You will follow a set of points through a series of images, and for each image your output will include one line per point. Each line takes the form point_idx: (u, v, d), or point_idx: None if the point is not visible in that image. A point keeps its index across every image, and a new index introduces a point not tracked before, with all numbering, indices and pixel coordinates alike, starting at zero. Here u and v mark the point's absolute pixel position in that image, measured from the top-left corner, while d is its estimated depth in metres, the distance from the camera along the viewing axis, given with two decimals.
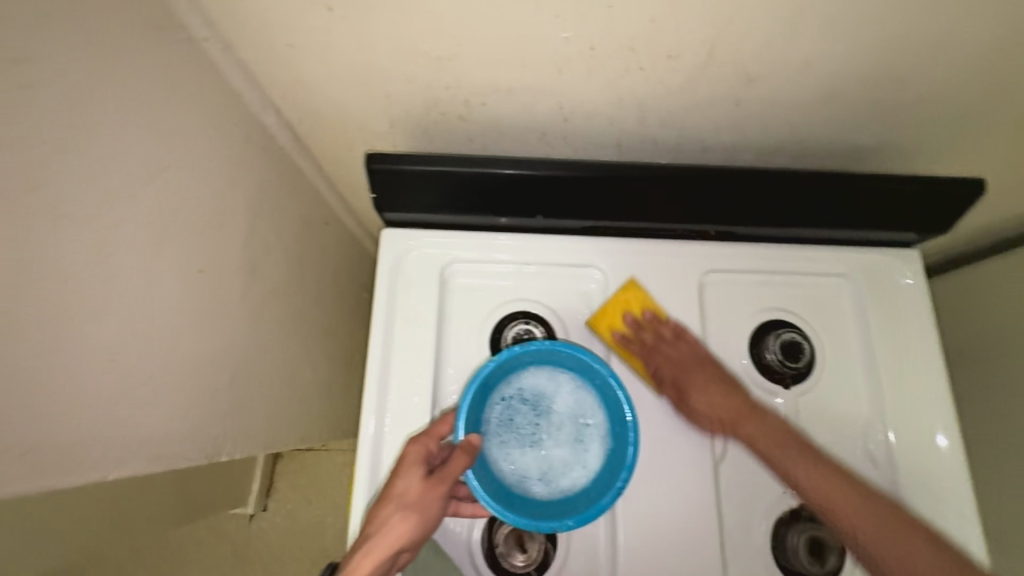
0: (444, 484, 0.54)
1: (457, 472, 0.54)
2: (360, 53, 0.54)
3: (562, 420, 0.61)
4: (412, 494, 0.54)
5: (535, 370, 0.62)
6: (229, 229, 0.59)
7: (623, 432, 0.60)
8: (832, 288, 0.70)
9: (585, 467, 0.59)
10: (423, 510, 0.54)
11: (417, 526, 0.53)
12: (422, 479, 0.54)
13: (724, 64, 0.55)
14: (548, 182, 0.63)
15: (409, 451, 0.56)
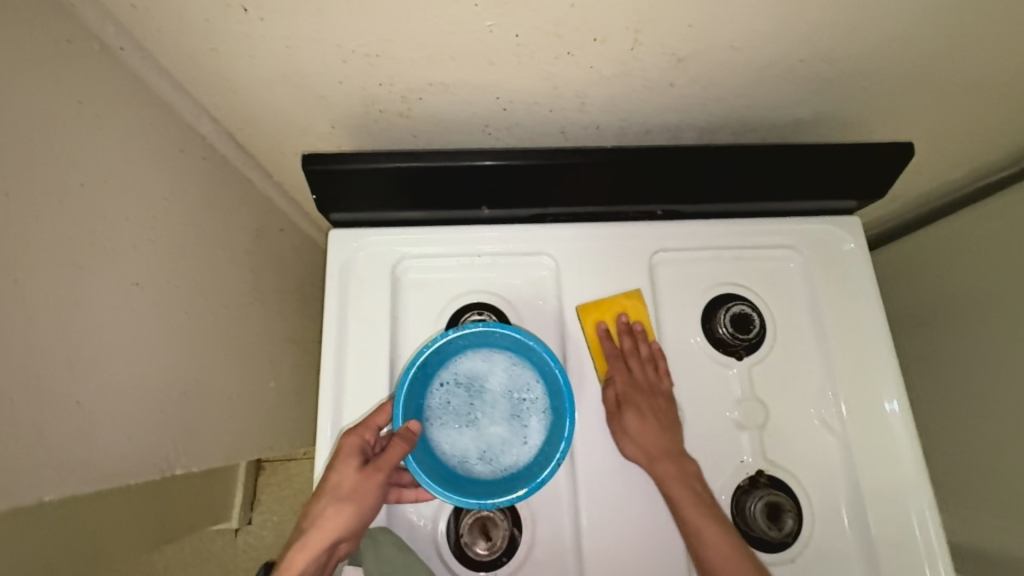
0: (379, 473, 0.56)
1: (394, 460, 0.56)
2: (284, 54, 0.53)
3: (499, 399, 0.62)
4: (347, 486, 0.55)
5: (472, 353, 0.63)
6: (169, 244, 0.57)
7: (561, 406, 0.61)
8: (780, 260, 0.71)
9: (526, 442, 0.61)
10: (360, 500, 0.55)
11: (353, 516, 0.55)
12: (357, 470, 0.56)
13: (653, 46, 0.55)
14: (486, 171, 0.64)
15: (343, 444, 0.57)
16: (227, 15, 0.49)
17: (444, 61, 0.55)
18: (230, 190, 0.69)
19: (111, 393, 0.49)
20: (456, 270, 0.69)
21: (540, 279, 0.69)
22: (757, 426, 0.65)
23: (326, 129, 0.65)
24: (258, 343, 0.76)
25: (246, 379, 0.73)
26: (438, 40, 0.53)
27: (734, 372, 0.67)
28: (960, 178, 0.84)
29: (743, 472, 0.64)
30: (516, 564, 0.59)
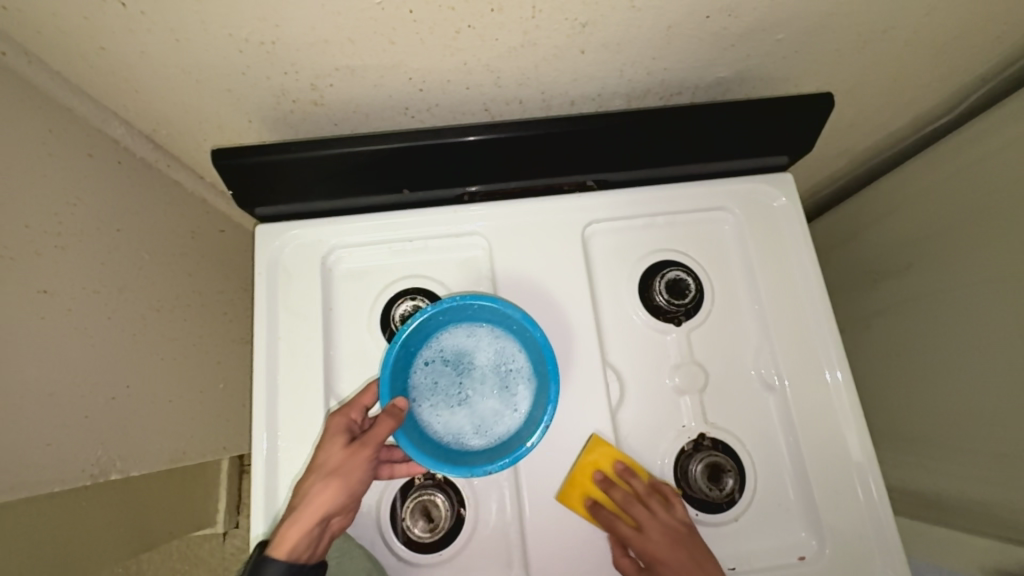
0: (366, 448, 0.54)
1: (381, 436, 0.54)
2: (177, 48, 0.52)
3: (487, 370, 0.62)
4: (333, 462, 0.54)
5: (454, 330, 0.63)
6: (79, 250, 0.57)
7: (545, 370, 0.60)
8: (714, 222, 0.71)
9: (515, 410, 0.61)
10: (348, 475, 0.54)
11: (344, 490, 0.54)
12: (344, 446, 0.55)
13: (552, 13, 0.54)
14: (405, 154, 0.63)
15: (332, 425, 0.57)
16: (105, 10, 0.48)
17: (344, 44, 0.55)
18: (153, 192, 0.69)
19: (21, 401, 0.49)
20: (389, 256, 0.68)
21: (474, 259, 0.69)
22: (697, 390, 0.65)
23: (243, 125, 0.64)
24: (202, 345, 0.77)
25: (189, 380, 0.73)
26: (332, 22, 0.52)
27: (672, 337, 0.67)
28: (903, 128, 0.83)
29: (685, 436, 0.64)
30: (460, 543, 0.59)
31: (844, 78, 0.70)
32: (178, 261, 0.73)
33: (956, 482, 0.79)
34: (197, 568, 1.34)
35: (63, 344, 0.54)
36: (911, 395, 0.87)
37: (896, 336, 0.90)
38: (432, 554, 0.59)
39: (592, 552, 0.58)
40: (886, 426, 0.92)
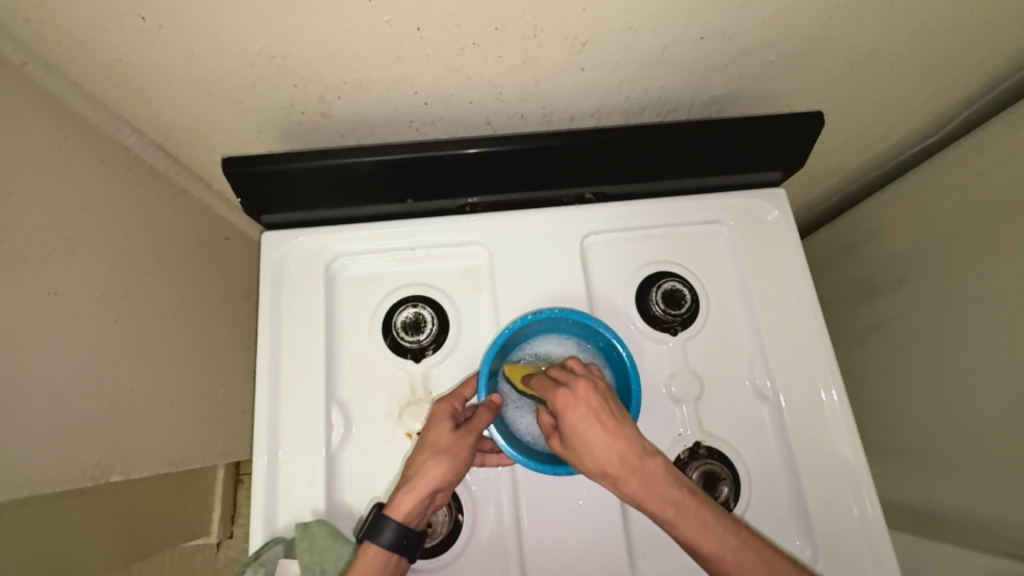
0: (471, 436, 0.55)
1: (483, 425, 0.56)
2: (191, 59, 0.54)
3: None
4: (443, 443, 0.55)
5: (543, 336, 0.63)
6: (86, 253, 0.58)
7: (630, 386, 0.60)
8: (709, 235, 0.73)
9: None
10: (457, 457, 0.55)
11: (450, 472, 0.55)
12: (452, 429, 0.56)
13: (553, 32, 0.56)
14: (410, 165, 0.65)
15: (440, 406, 0.58)
16: (124, 23, 0.49)
17: (352, 59, 0.57)
18: (160, 199, 0.70)
19: (24, 401, 0.50)
20: (392, 265, 0.69)
21: (474, 268, 0.70)
22: (693, 399, 0.66)
23: (252, 135, 0.66)
24: (204, 351, 0.77)
25: (190, 385, 0.74)
26: (341, 38, 0.54)
27: (669, 347, 0.68)
28: (893, 147, 0.86)
29: (681, 444, 0.65)
30: (458, 549, 0.60)
31: (835, 97, 0.72)
32: (182, 267, 0.74)
33: (948, 495, 0.79)
34: None
35: (68, 346, 0.54)
36: (904, 409, 0.88)
37: (889, 351, 0.91)
38: (430, 560, 0.59)
39: (588, 559, 0.59)
40: (881, 440, 0.93)
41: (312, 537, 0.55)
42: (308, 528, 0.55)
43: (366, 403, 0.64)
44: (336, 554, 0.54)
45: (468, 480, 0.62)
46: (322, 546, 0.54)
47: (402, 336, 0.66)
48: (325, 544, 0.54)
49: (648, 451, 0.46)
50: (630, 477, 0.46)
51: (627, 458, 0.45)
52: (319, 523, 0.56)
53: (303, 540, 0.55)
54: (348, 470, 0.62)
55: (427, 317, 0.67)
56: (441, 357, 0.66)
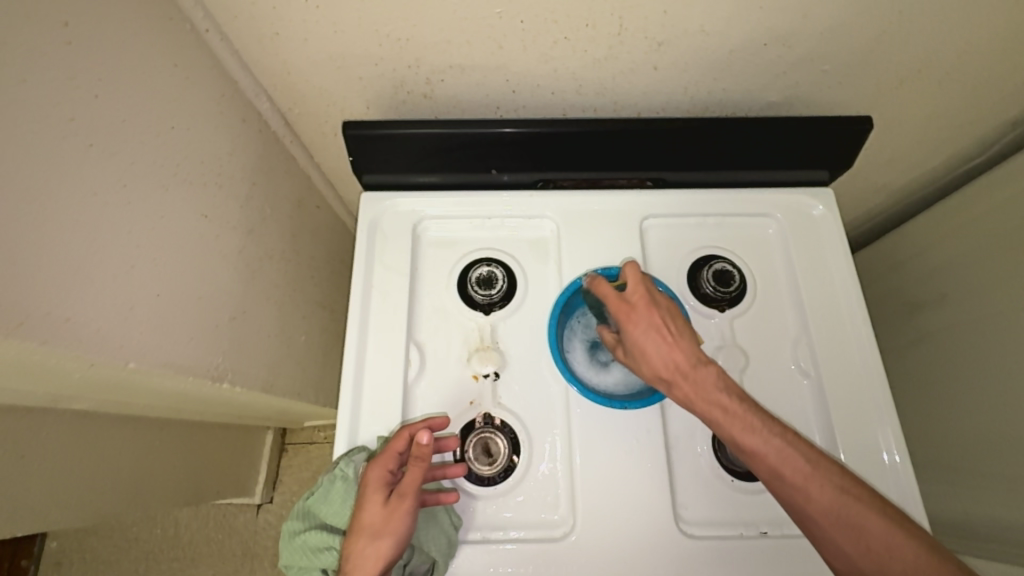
0: (405, 501, 0.56)
1: (413, 490, 0.56)
2: (334, 38, 0.66)
3: None
4: (379, 522, 0.56)
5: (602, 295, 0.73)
6: (231, 195, 0.68)
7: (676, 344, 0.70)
8: (758, 226, 0.79)
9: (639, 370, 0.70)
10: (396, 530, 0.56)
11: (393, 545, 0.56)
12: (383, 504, 0.56)
13: (636, 32, 0.66)
14: (495, 140, 0.75)
15: (371, 480, 0.57)
16: (294, 3, 0.61)
17: (462, 46, 0.67)
18: (277, 161, 0.81)
19: (186, 300, 0.58)
20: (469, 229, 0.78)
21: (541, 238, 0.78)
22: (738, 369, 0.71)
23: (362, 110, 0.77)
24: (293, 299, 0.87)
25: (281, 326, 0.83)
26: (458, 25, 0.64)
27: (716, 321, 0.74)
28: (935, 167, 0.91)
29: None
30: (516, 480, 0.66)
31: (881, 110, 0.79)
32: (286, 223, 0.84)
33: (991, 501, 0.81)
34: (229, 540, 1.40)
35: (212, 265, 0.64)
36: (944, 418, 0.90)
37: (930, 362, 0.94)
38: (490, 487, 0.66)
39: (633, 501, 0.64)
40: (920, 450, 0.95)
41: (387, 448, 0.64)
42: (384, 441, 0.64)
43: (439, 345, 0.72)
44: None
45: (527, 420, 0.69)
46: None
47: (475, 290, 0.74)
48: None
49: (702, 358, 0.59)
50: (689, 377, 0.58)
51: (680, 365, 0.58)
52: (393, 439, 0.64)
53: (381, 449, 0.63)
54: (421, 401, 0.69)
55: (499, 276, 0.74)
56: (507, 313, 0.74)
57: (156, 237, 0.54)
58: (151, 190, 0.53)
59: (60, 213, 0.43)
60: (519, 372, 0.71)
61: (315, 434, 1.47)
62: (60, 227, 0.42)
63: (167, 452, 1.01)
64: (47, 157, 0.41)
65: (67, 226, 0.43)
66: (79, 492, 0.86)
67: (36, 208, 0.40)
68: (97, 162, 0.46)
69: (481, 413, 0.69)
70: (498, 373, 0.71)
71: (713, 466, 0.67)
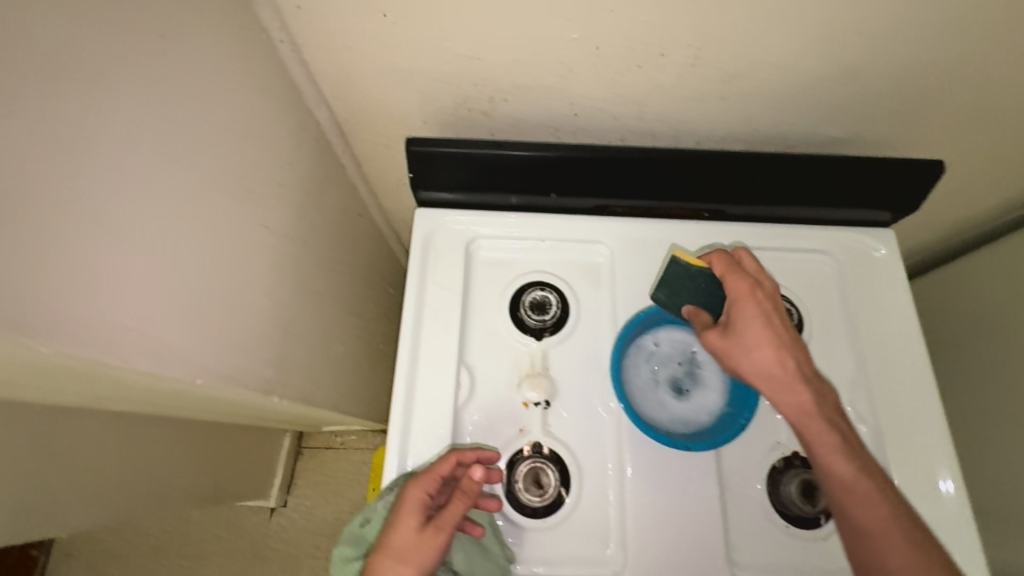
0: (441, 533, 0.56)
1: (454, 522, 0.56)
2: (403, 53, 0.64)
3: (687, 370, 0.65)
4: (408, 547, 0.55)
5: (669, 327, 0.67)
6: (289, 206, 0.67)
7: (742, 402, 0.62)
8: (816, 264, 0.78)
9: (690, 414, 0.63)
10: (423, 559, 0.55)
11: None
12: (418, 529, 0.56)
13: (710, 62, 0.64)
14: (558, 163, 0.74)
15: (409, 502, 0.56)
16: (369, 18, 0.60)
17: (531, 67, 0.66)
18: (329, 170, 0.80)
19: (244, 314, 0.57)
20: (522, 250, 0.77)
21: (595, 263, 0.77)
22: None
23: (419, 124, 0.76)
24: (335, 310, 0.85)
25: (324, 337, 0.81)
26: (528, 48, 0.63)
27: None
28: (991, 209, 0.90)
29: (779, 452, 0.68)
30: (565, 513, 0.65)
31: (946, 151, 0.77)
32: (332, 232, 0.83)
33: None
34: (239, 540, 1.38)
35: (270, 276, 0.63)
36: (979, 465, 0.88)
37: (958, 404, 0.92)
38: (539, 519, 0.64)
39: (684, 542, 0.63)
40: None
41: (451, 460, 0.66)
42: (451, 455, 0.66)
43: (490, 368, 0.71)
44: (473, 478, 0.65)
45: (577, 451, 0.67)
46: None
47: (527, 314, 0.73)
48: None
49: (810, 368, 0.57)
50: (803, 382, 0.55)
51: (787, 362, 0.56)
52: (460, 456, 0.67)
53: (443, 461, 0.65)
54: (470, 425, 0.68)
55: (553, 301, 0.74)
56: (559, 339, 0.72)
57: (223, 251, 0.52)
58: (222, 203, 0.52)
59: (142, 230, 0.42)
60: (571, 401, 0.70)
61: (333, 438, 1.46)
62: (142, 244, 0.42)
63: (193, 455, 0.99)
64: (133, 174, 0.41)
65: (148, 242, 0.43)
66: (109, 492, 0.84)
67: (120, 226, 0.40)
68: (177, 175, 0.45)
69: (530, 442, 0.67)
70: (549, 402, 0.69)
71: (767, 510, 0.65)
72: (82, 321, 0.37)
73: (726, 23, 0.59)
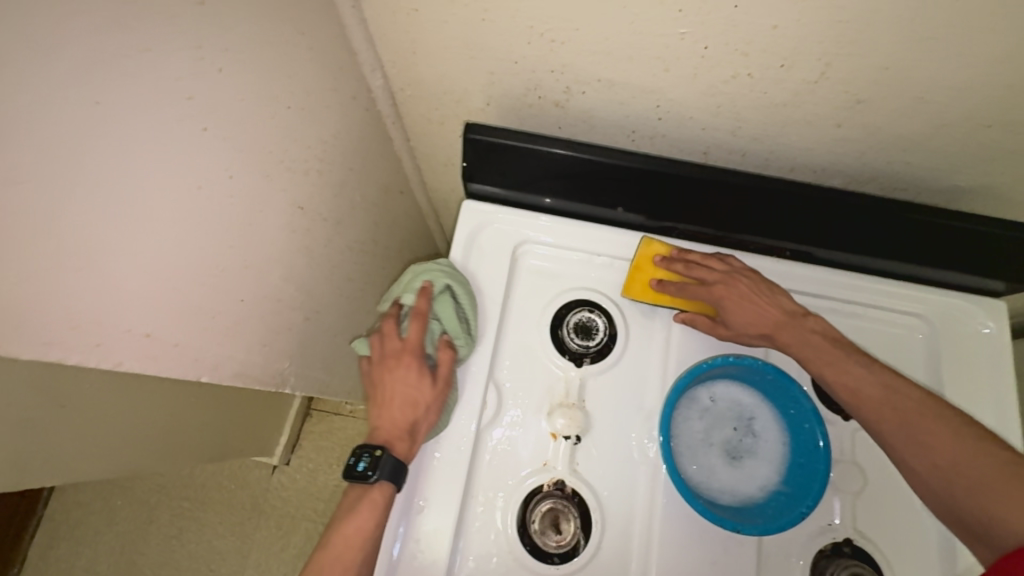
0: (410, 352, 0.60)
1: (421, 308, 0.61)
2: (478, 25, 0.56)
3: (742, 436, 0.58)
4: (386, 364, 0.61)
5: (731, 384, 0.59)
6: (328, 182, 0.60)
7: (802, 488, 0.55)
8: (905, 328, 0.68)
9: (734, 488, 0.57)
10: (405, 372, 0.59)
11: (404, 374, 0.59)
12: (388, 350, 0.61)
13: (837, 83, 0.54)
14: (632, 175, 0.66)
15: (386, 373, 0.60)
16: None
17: (621, 60, 0.56)
18: (375, 142, 0.73)
19: (264, 301, 0.51)
20: (574, 263, 0.69)
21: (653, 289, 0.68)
22: (851, 492, 0.62)
23: (481, 106, 0.68)
24: (362, 292, 0.79)
25: (348, 321, 0.76)
26: (627, 39, 0.53)
27: (835, 429, 0.64)
28: None
29: (829, 535, 0.60)
30: (581, 563, 0.59)
31: None
32: (370, 209, 0.76)
33: None
34: (241, 492, 1.36)
35: (297, 259, 0.56)
36: None
37: None
38: (551, 566, 0.59)
39: None
40: None
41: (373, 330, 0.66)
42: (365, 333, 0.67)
43: (520, 390, 0.64)
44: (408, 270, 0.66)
45: (603, 498, 0.61)
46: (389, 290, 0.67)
47: (570, 337, 0.66)
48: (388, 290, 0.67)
49: (795, 310, 0.61)
50: (784, 330, 0.60)
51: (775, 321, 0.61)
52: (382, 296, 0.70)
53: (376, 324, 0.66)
54: (491, 450, 0.62)
55: (600, 326, 0.66)
56: (600, 369, 0.65)
57: (249, 233, 0.46)
58: (256, 181, 0.46)
59: (154, 210, 0.35)
60: (603, 439, 0.63)
61: (343, 406, 1.43)
62: (152, 225, 0.35)
63: (200, 413, 0.96)
64: (153, 146, 0.34)
65: (159, 223, 0.36)
66: (115, 440, 0.81)
67: (131, 206, 0.34)
68: (206, 149, 0.39)
69: (553, 478, 0.61)
70: (579, 437, 0.62)
71: None
72: (73, 323, 0.33)
73: (873, 36, 0.48)
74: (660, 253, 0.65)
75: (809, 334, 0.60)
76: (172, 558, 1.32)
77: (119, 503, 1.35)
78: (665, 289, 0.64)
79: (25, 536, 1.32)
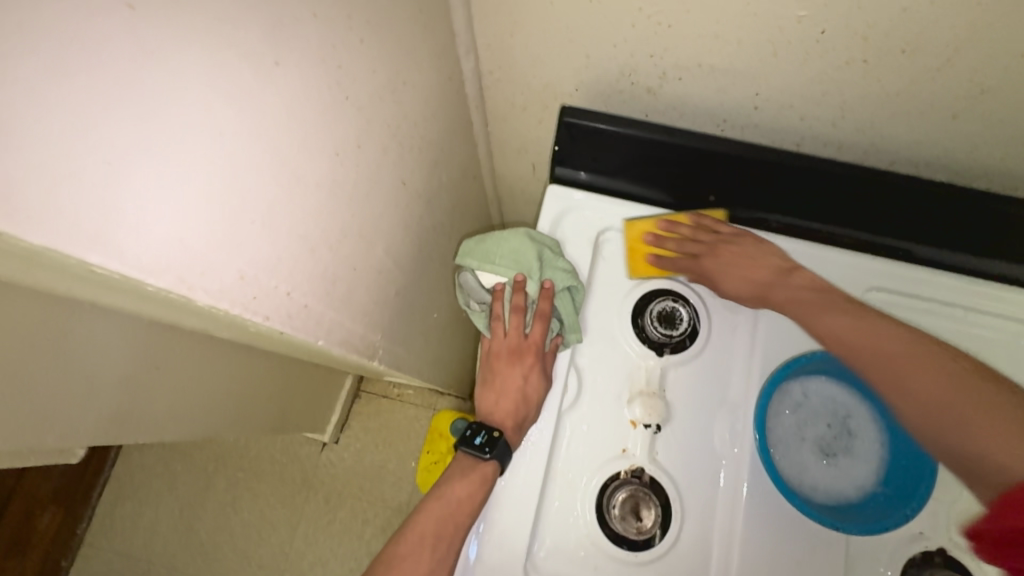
0: (530, 350, 0.63)
1: (543, 308, 0.63)
2: (584, 6, 0.55)
3: (838, 436, 0.59)
4: (505, 357, 0.64)
5: (829, 383, 0.61)
6: (423, 161, 0.61)
7: (903, 492, 0.56)
8: (1009, 335, 0.65)
9: (830, 486, 0.58)
10: (523, 367, 0.63)
11: (522, 369, 0.62)
12: (507, 344, 0.64)
13: (961, 71, 0.51)
14: (726, 162, 0.66)
15: (503, 365, 0.64)
16: None
17: (729, 44, 0.55)
18: (459, 126, 0.74)
19: (367, 272, 0.53)
20: None
21: None
22: (947, 501, 0.59)
23: (569, 90, 0.68)
24: (436, 273, 0.81)
25: (423, 302, 0.77)
26: (740, 21, 0.52)
27: None
28: None
29: (921, 543, 0.58)
30: (659, 552, 0.59)
31: None
32: (450, 192, 0.77)
33: None
34: (292, 466, 1.40)
35: (395, 234, 0.58)
36: None
37: None
38: (629, 551, 0.59)
39: None
40: None
41: (474, 288, 0.67)
42: (459, 275, 0.68)
43: (602, 374, 0.64)
44: (511, 235, 0.64)
45: (683, 488, 0.60)
46: (482, 250, 0.66)
47: (652, 325, 0.65)
48: (480, 248, 0.66)
49: (783, 269, 0.61)
50: (774, 289, 0.61)
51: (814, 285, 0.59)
52: (461, 244, 0.68)
53: (475, 282, 0.66)
54: (572, 433, 0.62)
55: (683, 316, 0.65)
56: (682, 360, 0.64)
57: (363, 205, 0.48)
58: (374, 154, 0.47)
59: (302, 171, 0.37)
60: (686, 430, 0.62)
61: (391, 389, 1.46)
62: (298, 186, 0.37)
63: (267, 386, 0.99)
64: (307, 108, 0.35)
65: (304, 183, 0.37)
66: (195, 406, 0.84)
67: (286, 164, 0.35)
68: (343, 118, 0.40)
69: (631, 465, 0.61)
70: (659, 426, 0.62)
71: None
72: (240, 276, 0.35)
73: (1011, 21, 0.46)
74: (647, 231, 0.67)
75: (797, 290, 0.59)
76: (228, 525, 1.37)
77: (180, 470, 1.41)
78: (660, 265, 0.66)
79: (92, 496, 1.38)
